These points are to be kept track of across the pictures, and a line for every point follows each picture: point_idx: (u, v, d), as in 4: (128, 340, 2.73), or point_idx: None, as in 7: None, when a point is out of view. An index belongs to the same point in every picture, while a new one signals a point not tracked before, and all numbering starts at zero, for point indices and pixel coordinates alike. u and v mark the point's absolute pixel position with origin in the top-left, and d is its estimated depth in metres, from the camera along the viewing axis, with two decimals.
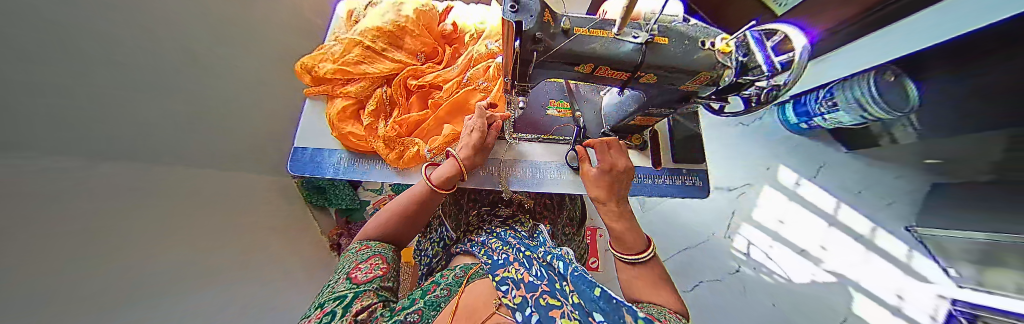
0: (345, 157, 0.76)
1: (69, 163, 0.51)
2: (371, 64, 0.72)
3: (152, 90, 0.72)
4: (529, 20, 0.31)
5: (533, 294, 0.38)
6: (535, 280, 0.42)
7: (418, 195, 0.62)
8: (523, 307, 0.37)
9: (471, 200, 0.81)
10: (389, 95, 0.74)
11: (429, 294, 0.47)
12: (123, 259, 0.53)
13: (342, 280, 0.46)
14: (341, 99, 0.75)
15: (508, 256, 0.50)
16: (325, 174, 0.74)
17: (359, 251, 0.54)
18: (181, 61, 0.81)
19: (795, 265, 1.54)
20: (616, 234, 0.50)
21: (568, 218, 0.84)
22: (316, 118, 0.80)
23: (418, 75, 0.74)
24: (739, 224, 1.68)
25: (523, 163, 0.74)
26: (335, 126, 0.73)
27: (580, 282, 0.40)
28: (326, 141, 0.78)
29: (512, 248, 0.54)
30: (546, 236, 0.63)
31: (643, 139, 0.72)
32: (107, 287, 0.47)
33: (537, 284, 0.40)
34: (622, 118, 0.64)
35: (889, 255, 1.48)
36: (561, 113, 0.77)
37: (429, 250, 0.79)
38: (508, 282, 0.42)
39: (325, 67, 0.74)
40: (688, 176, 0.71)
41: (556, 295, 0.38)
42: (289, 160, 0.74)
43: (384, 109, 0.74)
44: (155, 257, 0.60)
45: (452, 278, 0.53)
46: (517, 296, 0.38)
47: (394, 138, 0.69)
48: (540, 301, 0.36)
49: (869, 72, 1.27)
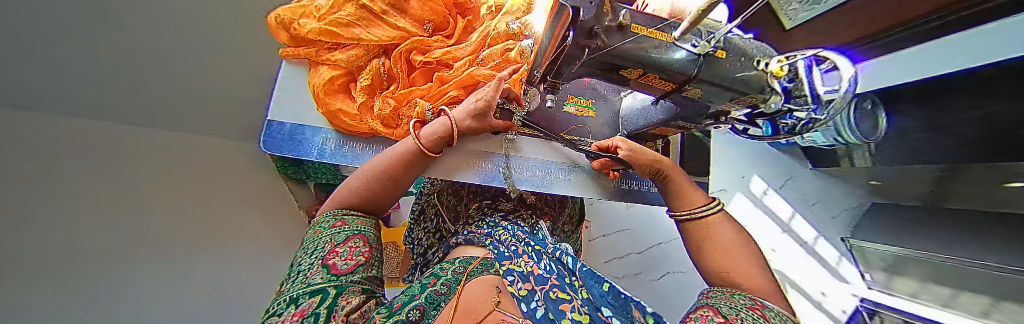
0: (332, 138, 0.67)
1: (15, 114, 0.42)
2: (369, 29, 0.62)
3: None
4: (587, 8, 0.26)
5: (541, 291, 0.36)
6: (545, 273, 0.40)
7: (402, 155, 0.59)
8: (531, 297, 0.36)
9: (471, 193, 0.78)
10: (386, 69, 0.64)
11: (429, 289, 0.40)
12: (93, 230, 0.46)
13: (315, 269, 0.41)
14: (328, 68, 0.64)
15: (518, 249, 0.48)
16: (307, 155, 0.65)
17: (334, 228, 0.52)
18: None
19: None
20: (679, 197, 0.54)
21: (568, 215, 0.83)
22: (298, 88, 0.69)
23: (424, 49, 0.65)
24: None
25: (530, 161, 0.70)
26: (322, 101, 0.63)
27: (589, 277, 0.42)
28: (309, 115, 0.69)
29: (521, 241, 0.51)
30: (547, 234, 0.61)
31: (655, 146, 0.73)
32: (82, 264, 0.41)
33: (545, 276, 0.39)
34: (643, 127, 0.65)
35: (824, 260, 1.77)
36: (580, 112, 0.70)
37: (423, 239, 0.77)
38: (513, 274, 0.41)
39: (308, 26, 0.62)
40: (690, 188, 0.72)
41: (565, 289, 0.36)
42: (262, 133, 0.64)
43: (380, 84, 0.64)
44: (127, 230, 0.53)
45: (452, 274, 0.45)
46: (523, 288, 0.38)
47: (393, 118, 0.62)
48: (548, 295, 0.35)
49: (852, 100, 1.34)
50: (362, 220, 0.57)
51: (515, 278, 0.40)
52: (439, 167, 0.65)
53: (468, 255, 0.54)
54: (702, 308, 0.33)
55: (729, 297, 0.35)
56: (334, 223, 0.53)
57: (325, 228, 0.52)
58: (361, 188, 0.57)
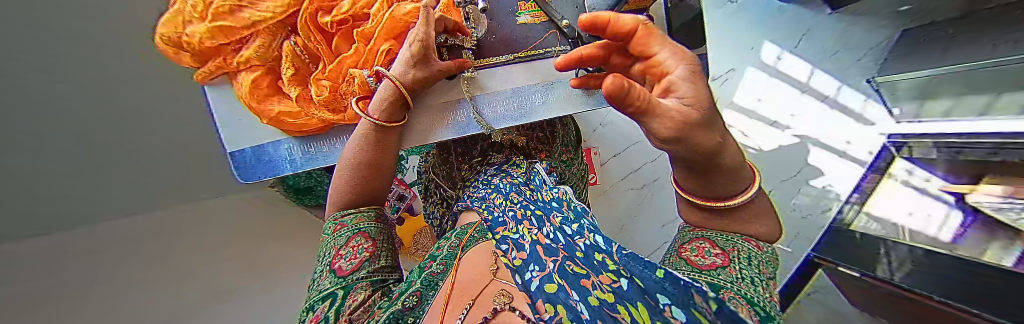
0: (295, 146, 0.63)
1: None
2: (252, 5, 0.50)
3: None
4: None
5: (547, 263, 0.31)
6: (552, 242, 0.33)
7: (368, 138, 0.54)
8: (528, 267, 0.33)
9: (459, 155, 0.73)
10: (303, 47, 0.55)
11: (427, 273, 0.45)
12: None
13: (327, 273, 0.45)
14: (246, 72, 0.56)
15: (515, 213, 0.42)
16: (282, 171, 0.64)
17: (335, 233, 0.52)
18: None
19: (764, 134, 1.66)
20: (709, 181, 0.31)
21: (563, 145, 0.79)
22: (232, 107, 0.63)
23: (330, 7, 0.53)
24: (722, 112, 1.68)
25: (501, 95, 0.64)
26: (259, 109, 0.57)
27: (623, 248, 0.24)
28: (262, 133, 0.63)
29: (517, 202, 0.46)
30: (541, 173, 0.57)
31: None
32: None
33: (554, 247, 0.32)
34: None
35: (846, 109, 1.60)
36: (534, 18, 0.65)
37: (434, 211, 0.78)
38: (508, 242, 0.38)
39: (193, 32, 0.51)
40: None
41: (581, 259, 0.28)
42: (233, 167, 0.64)
43: (306, 68, 0.56)
44: None
45: (447, 251, 0.50)
46: (516, 258, 0.35)
47: (334, 100, 0.56)
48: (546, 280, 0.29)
49: None
50: (360, 216, 0.55)
51: (510, 246, 0.37)
52: (412, 134, 0.60)
53: (467, 222, 0.61)
54: (695, 239, 0.36)
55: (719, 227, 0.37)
56: (334, 227, 0.53)
57: (329, 233, 0.53)
58: (344, 184, 0.54)
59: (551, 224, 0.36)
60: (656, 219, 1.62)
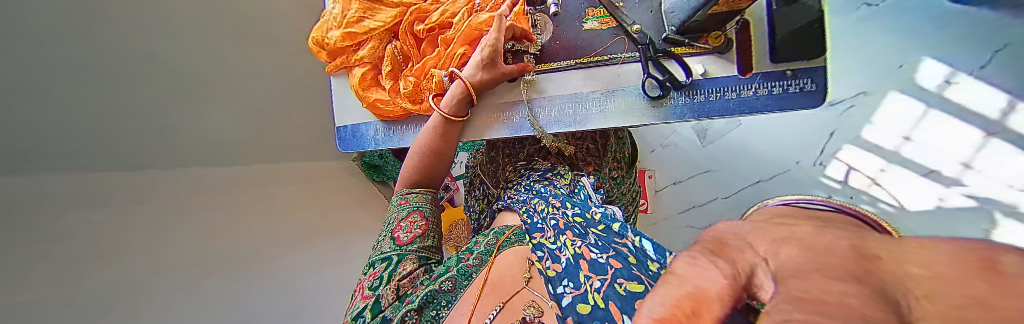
0: (379, 128, 0.76)
1: None
2: (371, 16, 0.65)
3: None
4: None
5: (578, 284, 0.39)
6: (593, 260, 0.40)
7: (438, 133, 0.62)
8: (561, 281, 0.40)
9: (507, 156, 0.78)
10: (400, 49, 0.67)
11: (463, 263, 0.50)
12: None
13: (388, 239, 0.54)
14: (358, 67, 0.71)
15: (556, 223, 0.47)
16: (367, 147, 0.77)
17: (399, 206, 0.59)
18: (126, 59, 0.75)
19: (917, 187, 1.06)
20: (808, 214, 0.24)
21: (614, 160, 0.74)
22: (343, 94, 0.79)
23: (423, 17, 0.65)
24: (839, 147, 1.20)
25: (558, 99, 0.63)
26: (362, 96, 0.71)
27: None
28: (359, 115, 0.78)
29: (561, 213, 0.50)
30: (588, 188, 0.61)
31: (726, 37, 0.53)
32: None
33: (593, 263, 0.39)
34: (689, 15, 0.46)
35: None
36: (602, 25, 0.60)
37: (475, 205, 0.82)
38: (545, 250, 0.45)
39: (332, 36, 0.69)
40: (793, 80, 0.52)
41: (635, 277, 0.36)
42: (338, 139, 0.80)
43: (399, 66, 0.68)
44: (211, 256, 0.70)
45: (485, 246, 0.52)
46: (552, 269, 0.42)
47: (416, 93, 0.66)
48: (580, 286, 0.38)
49: None
50: (420, 196, 0.60)
51: (545, 254, 0.44)
52: (472, 128, 0.66)
53: (506, 224, 0.60)
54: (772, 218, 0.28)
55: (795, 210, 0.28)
56: (399, 200, 0.60)
57: (394, 204, 0.60)
58: (410, 166, 0.62)
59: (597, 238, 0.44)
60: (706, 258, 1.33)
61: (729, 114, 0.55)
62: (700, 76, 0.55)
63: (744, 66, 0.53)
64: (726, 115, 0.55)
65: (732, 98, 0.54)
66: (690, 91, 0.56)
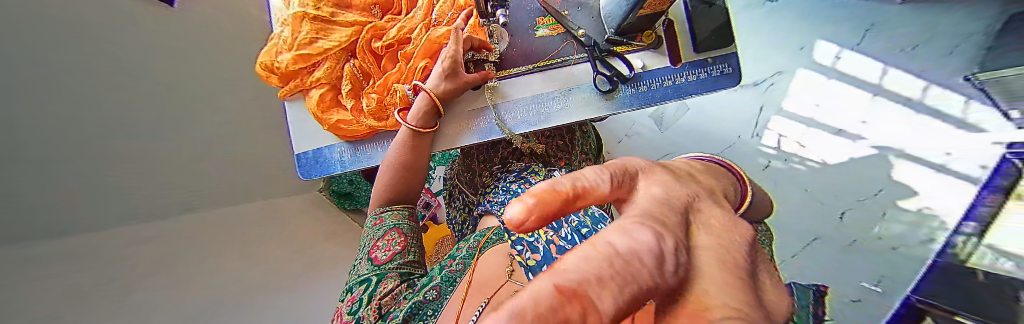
0: (345, 150, 0.73)
1: None
2: (324, 36, 0.64)
3: None
4: None
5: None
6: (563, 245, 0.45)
7: (409, 146, 0.62)
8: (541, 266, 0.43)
9: (482, 162, 0.79)
10: (359, 67, 0.66)
11: (446, 270, 0.50)
12: None
13: (366, 261, 0.53)
14: (315, 89, 0.68)
15: None
16: (334, 170, 0.74)
17: (375, 226, 0.58)
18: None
19: (832, 143, 1.21)
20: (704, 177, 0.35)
21: (582, 153, 0.79)
22: (301, 119, 0.75)
23: (381, 34, 0.65)
24: (766, 119, 1.41)
25: (521, 102, 0.66)
26: (323, 118, 0.68)
27: None
28: (321, 139, 0.75)
29: None
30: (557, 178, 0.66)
31: (656, 35, 0.61)
32: None
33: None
34: (626, 16, 0.52)
35: None
36: (552, 32, 0.65)
37: (455, 216, 0.82)
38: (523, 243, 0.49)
39: (283, 59, 0.66)
40: (714, 66, 0.61)
41: None
42: (298, 167, 0.76)
43: (360, 85, 0.67)
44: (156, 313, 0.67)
45: (467, 250, 0.54)
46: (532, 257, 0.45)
47: (380, 110, 0.65)
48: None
49: None
50: (396, 213, 0.59)
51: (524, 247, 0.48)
52: (442, 138, 0.67)
53: (487, 226, 0.62)
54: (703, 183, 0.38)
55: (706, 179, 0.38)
56: (374, 220, 0.59)
57: (369, 226, 0.59)
58: (383, 183, 0.61)
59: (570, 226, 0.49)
60: None
61: (670, 100, 0.62)
62: (640, 70, 0.62)
63: (674, 58, 0.61)
64: (668, 101, 0.62)
65: (669, 86, 0.62)
66: (635, 83, 0.62)
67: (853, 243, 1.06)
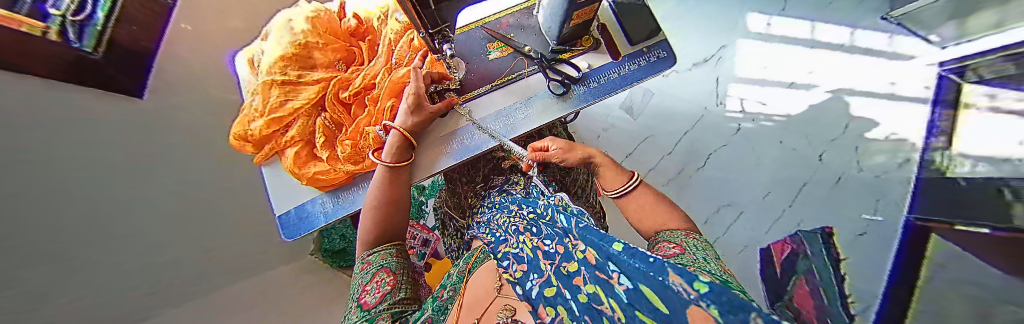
0: (327, 200, 0.73)
1: None
2: (294, 97, 0.68)
3: None
4: None
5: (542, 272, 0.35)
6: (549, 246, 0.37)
7: (386, 184, 0.63)
8: (530, 277, 0.37)
9: (466, 184, 0.81)
10: (330, 119, 0.70)
11: (437, 300, 0.49)
12: None
13: (355, 308, 0.50)
14: (289, 148, 0.70)
15: (518, 227, 0.48)
16: (318, 224, 0.72)
17: (363, 271, 0.57)
18: None
19: (795, 96, 1.29)
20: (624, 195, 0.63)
21: None
22: (279, 180, 0.75)
23: (347, 85, 0.70)
24: (728, 87, 1.50)
25: (487, 119, 0.70)
26: (299, 174, 0.69)
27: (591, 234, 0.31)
28: (302, 194, 0.75)
29: (518, 217, 0.53)
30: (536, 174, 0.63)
31: (593, 38, 0.69)
32: None
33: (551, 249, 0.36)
34: (560, 29, 0.59)
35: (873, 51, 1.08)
36: (502, 53, 0.71)
37: (451, 243, 0.83)
38: (509, 258, 0.44)
39: (256, 126, 0.69)
40: (649, 53, 0.69)
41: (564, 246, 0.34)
42: (280, 228, 0.74)
43: (333, 134, 0.70)
44: None
45: (456, 278, 0.54)
46: (518, 271, 0.40)
47: (356, 153, 0.67)
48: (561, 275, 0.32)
49: None
50: (382, 253, 0.59)
51: (510, 262, 0.43)
52: (419, 168, 0.69)
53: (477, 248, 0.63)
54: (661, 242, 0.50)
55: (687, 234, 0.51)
56: (362, 265, 0.58)
57: (357, 272, 0.58)
58: (367, 225, 0.61)
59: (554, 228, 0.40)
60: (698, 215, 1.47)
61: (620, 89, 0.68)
62: (587, 69, 0.69)
63: (613, 52, 0.68)
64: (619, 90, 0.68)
65: (616, 77, 0.68)
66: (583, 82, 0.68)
67: (838, 179, 1.09)
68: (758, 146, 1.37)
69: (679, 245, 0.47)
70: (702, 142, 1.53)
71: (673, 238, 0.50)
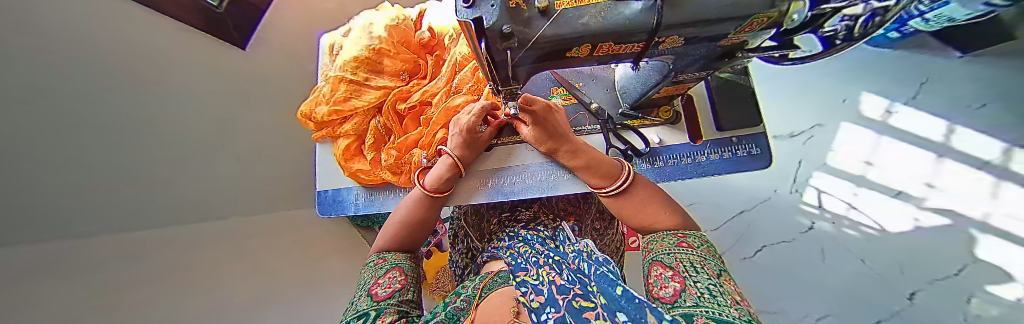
0: (361, 193, 0.77)
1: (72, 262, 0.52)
2: (357, 96, 0.70)
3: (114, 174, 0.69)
4: (490, 12, 0.25)
5: (562, 302, 0.28)
6: (567, 283, 0.31)
7: (414, 200, 0.60)
8: (545, 308, 0.30)
9: (490, 208, 0.76)
10: (383, 125, 0.72)
11: (450, 306, 0.41)
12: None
13: (364, 297, 0.43)
14: (342, 139, 0.74)
15: (536, 260, 0.41)
16: (347, 212, 0.77)
17: (376, 266, 0.52)
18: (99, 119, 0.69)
19: (887, 212, 1.30)
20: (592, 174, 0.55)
21: (597, 211, 0.76)
22: (326, 160, 0.80)
23: (406, 97, 0.71)
24: (810, 174, 1.43)
25: (532, 167, 0.72)
26: (345, 165, 0.74)
27: (602, 281, 0.30)
28: (341, 179, 0.79)
29: (540, 252, 0.45)
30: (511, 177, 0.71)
31: (674, 111, 0.62)
32: None
33: (568, 287, 0.30)
34: (644, 94, 0.51)
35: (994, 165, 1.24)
36: (567, 101, 0.63)
37: (459, 261, 0.77)
38: (529, 285, 0.35)
39: (320, 111, 0.72)
40: (739, 145, 0.60)
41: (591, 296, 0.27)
42: (318, 203, 0.79)
43: (382, 139, 0.73)
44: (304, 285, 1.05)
45: (471, 289, 0.45)
46: (538, 300, 0.31)
47: (397, 165, 0.69)
48: (569, 306, 0.27)
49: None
50: (401, 254, 0.55)
51: (528, 289, 0.34)
52: (459, 194, 0.69)
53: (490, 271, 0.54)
54: (653, 267, 0.41)
55: (663, 242, 0.45)
56: (377, 261, 0.53)
57: (369, 266, 0.52)
58: (395, 225, 0.58)
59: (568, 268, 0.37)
60: (812, 308, 1.26)
61: (690, 177, 0.61)
62: (658, 144, 0.62)
63: (695, 134, 0.61)
64: (689, 178, 0.61)
65: (690, 163, 0.61)
66: (647, 154, 0.62)
67: (969, 299, 1.13)
68: (833, 254, 1.31)
69: (675, 269, 0.37)
70: (763, 226, 1.42)
71: (664, 255, 0.42)
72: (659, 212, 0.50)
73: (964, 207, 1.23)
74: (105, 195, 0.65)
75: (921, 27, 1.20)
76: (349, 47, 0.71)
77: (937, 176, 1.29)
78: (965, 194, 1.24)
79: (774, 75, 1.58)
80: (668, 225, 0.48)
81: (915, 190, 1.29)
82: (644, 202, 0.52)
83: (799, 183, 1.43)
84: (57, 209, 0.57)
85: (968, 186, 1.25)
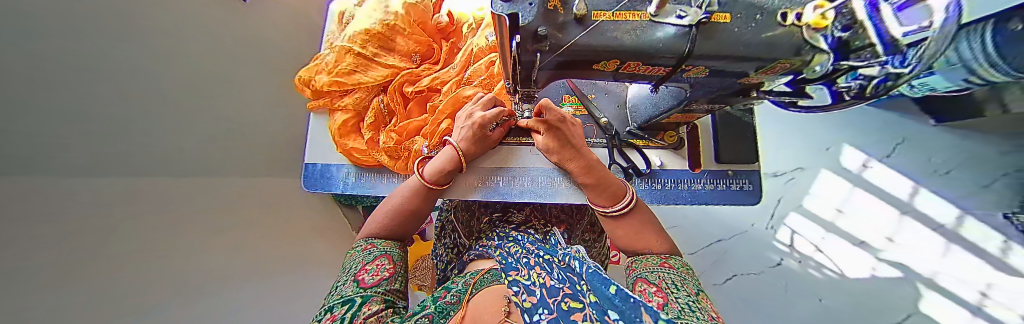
0: (352, 172, 0.74)
1: (48, 203, 0.49)
2: (363, 71, 0.67)
3: (120, 112, 0.65)
4: (527, 11, 0.25)
5: (554, 306, 0.28)
6: (557, 284, 0.32)
7: (409, 190, 0.57)
8: (537, 309, 0.29)
9: (482, 205, 0.75)
10: (386, 105, 0.70)
11: (440, 300, 0.40)
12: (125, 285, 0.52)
13: (349, 282, 0.42)
14: (340, 113, 0.71)
15: (528, 261, 0.41)
16: (335, 189, 0.74)
17: (362, 251, 0.50)
18: (105, 50, 0.64)
19: (849, 259, 1.39)
20: (601, 189, 0.54)
21: (588, 223, 0.76)
22: (319, 132, 0.77)
23: (414, 80, 0.69)
24: (786, 214, 1.50)
25: (531, 171, 0.72)
26: (339, 141, 0.71)
27: (595, 280, 0.30)
28: (333, 155, 0.76)
29: (531, 253, 0.45)
30: (507, 180, 0.71)
31: (678, 137, 0.63)
32: None
33: (557, 287, 0.30)
34: (654, 116, 0.53)
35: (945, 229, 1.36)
36: (576, 111, 0.63)
37: (442, 255, 0.75)
38: (521, 285, 0.35)
39: (321, 80, 0.69)
40: (734, 179, 0.62)
41: (579, 296, 0.28)
42: (304, 176, 0.75)
43: (383, 120, 0.71)
44: (289, 256, 1.01)
45: (461, 285, 0.45)
46: (529, 301, 0.31)
47: (396, 149, 0.67)
48: (558, 308, 0.27)
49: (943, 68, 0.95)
50: (389, 241, 0.53)
51: (521, 288, 0.34)
52: (456, 188, 0.68)
53: (477, 269, 0.54)
54: (637, 283, 0.42)
55: (647, 261, 0.46)
56: (363, 246, 0.51)
57: (355, 251, 0.51)
58: (388, 210, 0.56)
59: (561, 269, 0.36)
60: None
61: (681, 203, 0.62)
62: (657, 167, 0.63)
63: (694, 162, 0.62)
64: (681, 204, 0.63)
65: (685, 189, 0.62)
66: (644, 175, 0.62)
67: None
68: (794, 291, 1.39)
69: (659, 286, 0.38)
70: (737, 256, 1.48)
71: (648, 273, 0.43)
72: (653, 237, 0.50)
73: (917, 263, 1.33)
74: (102, 127, 0.61)
75: (907, 93, 1.26)
76: (361, 20, 0.68)
77: (897, 231, 1.39)
78: (915, 251, 1.35)
79: (769, 115, 1.64)
80: (658, 250, 0.49)
81: (875, 243, 1.39)
82: (642, 228, 0.51)
83: (775, 221, 1.50)
84: (46, 139, 0.52)
85: (921, 244, 1.36)
